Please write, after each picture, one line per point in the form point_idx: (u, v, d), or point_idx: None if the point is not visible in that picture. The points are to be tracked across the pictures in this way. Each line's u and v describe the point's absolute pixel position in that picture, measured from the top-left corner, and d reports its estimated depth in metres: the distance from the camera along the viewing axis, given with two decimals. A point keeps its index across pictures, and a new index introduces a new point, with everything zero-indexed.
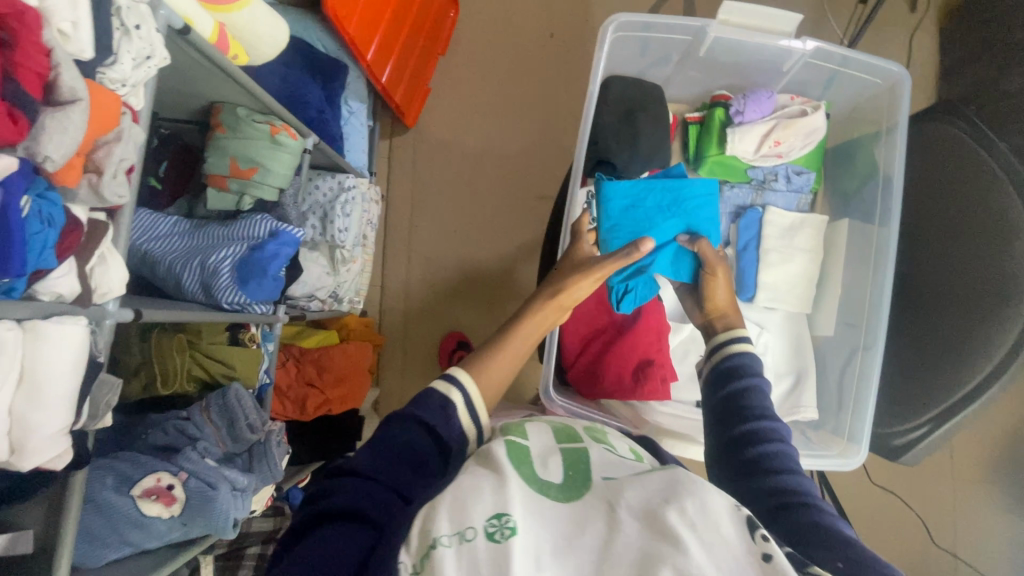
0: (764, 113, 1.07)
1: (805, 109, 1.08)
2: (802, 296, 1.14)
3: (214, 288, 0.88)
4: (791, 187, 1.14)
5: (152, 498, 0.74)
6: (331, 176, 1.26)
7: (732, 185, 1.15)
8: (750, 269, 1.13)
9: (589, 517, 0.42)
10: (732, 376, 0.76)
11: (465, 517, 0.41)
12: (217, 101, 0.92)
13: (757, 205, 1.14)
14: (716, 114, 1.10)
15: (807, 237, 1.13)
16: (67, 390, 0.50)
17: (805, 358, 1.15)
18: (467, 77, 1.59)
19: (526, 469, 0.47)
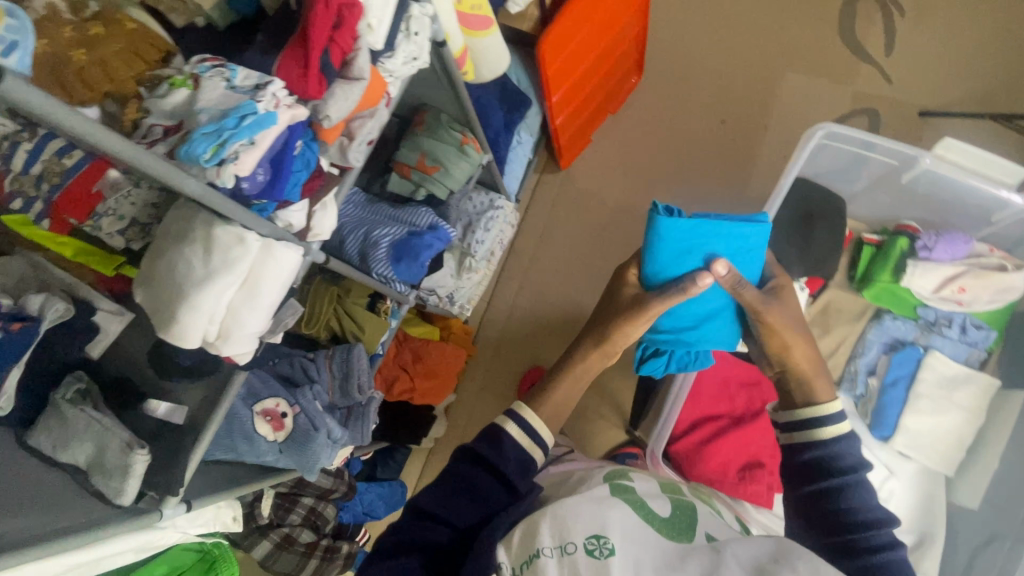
0: (955, 256, 1.04)
1: (1004, 265, 1.02)
2: (946, 455, 1.05)
3: (372, 257, 0.98)
4: (964, 337, 1.06)
5: (266, 419, 0.82)
6: (484, 192, 1.38)
7: (896, 316, 1.11)
8: (893, 407, 1.07)
9: (693, 556, 0.59)
10: (818, 472, 0.85)
11: (569, 533, 0.59)
12: (426, 104, 1.05)
13: (919, 345, 1.09)
14: (899, 242, 1.07)
15: (969, 395, 1.05)
16: (269, 302, 0.58)
17: (934, 522, 1.03)
18: (629, 139, 1.66)
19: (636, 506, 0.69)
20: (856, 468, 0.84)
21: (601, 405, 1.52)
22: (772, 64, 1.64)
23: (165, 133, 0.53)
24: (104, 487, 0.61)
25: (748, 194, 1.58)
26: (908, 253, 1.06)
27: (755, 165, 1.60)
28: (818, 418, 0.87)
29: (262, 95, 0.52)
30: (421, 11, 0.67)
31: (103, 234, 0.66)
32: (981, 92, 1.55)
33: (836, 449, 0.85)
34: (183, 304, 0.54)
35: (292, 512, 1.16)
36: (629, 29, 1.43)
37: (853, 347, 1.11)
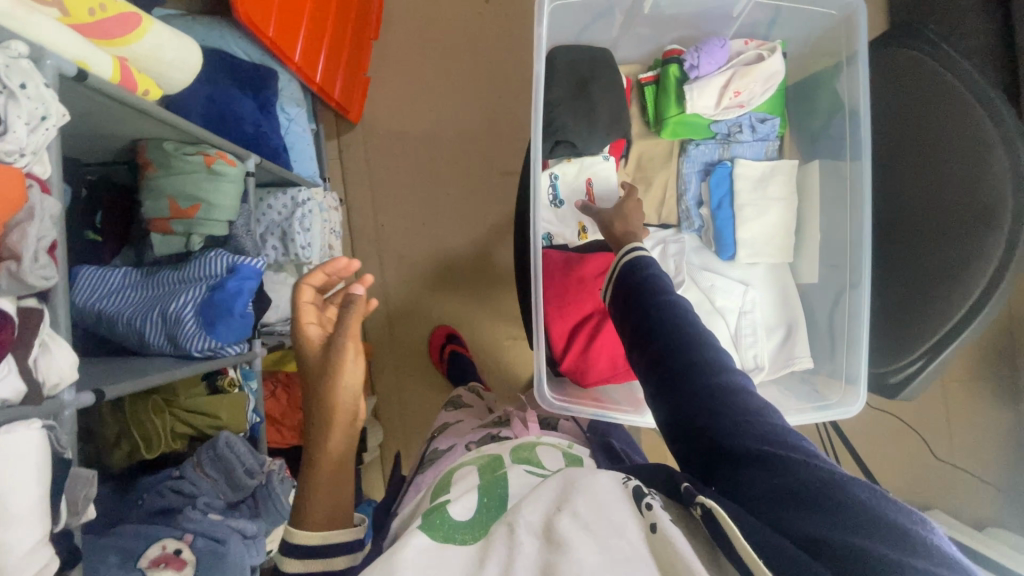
0: (719, 64, 0.91)
1: (761, 53, 0.91)
2: (782, 244, 0.97)
3: (181, 337, 0.84)
4: (757, 136, 0.96)
5: (162, 566, 0.72)
6: (283, 191, 1.20)
7: (697, 142, 0.98)
8: (727, 228, 0.96)
9: (490, 551, 0.47)
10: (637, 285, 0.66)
11: None
12: (141, 138, 0.85)
13: (725, 160, 0.97)
14: (670, 72, 0.93)
15: (779, 185, 0.96)
16: (37, 498, 0.46)
17: (793, 308, 0.97)
18: (406, 58, 1.50)
19: (433, 523, 0.51)
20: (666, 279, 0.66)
21: (509, 329, 1.52)
22: None
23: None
24: None
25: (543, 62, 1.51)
26: (681, 80, 0.93)
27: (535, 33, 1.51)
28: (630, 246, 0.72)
29: None
30: (7, 56, 0.49)
31: None
32: None
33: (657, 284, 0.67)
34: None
35: None
36: None
37: (675, 187, 1.00)
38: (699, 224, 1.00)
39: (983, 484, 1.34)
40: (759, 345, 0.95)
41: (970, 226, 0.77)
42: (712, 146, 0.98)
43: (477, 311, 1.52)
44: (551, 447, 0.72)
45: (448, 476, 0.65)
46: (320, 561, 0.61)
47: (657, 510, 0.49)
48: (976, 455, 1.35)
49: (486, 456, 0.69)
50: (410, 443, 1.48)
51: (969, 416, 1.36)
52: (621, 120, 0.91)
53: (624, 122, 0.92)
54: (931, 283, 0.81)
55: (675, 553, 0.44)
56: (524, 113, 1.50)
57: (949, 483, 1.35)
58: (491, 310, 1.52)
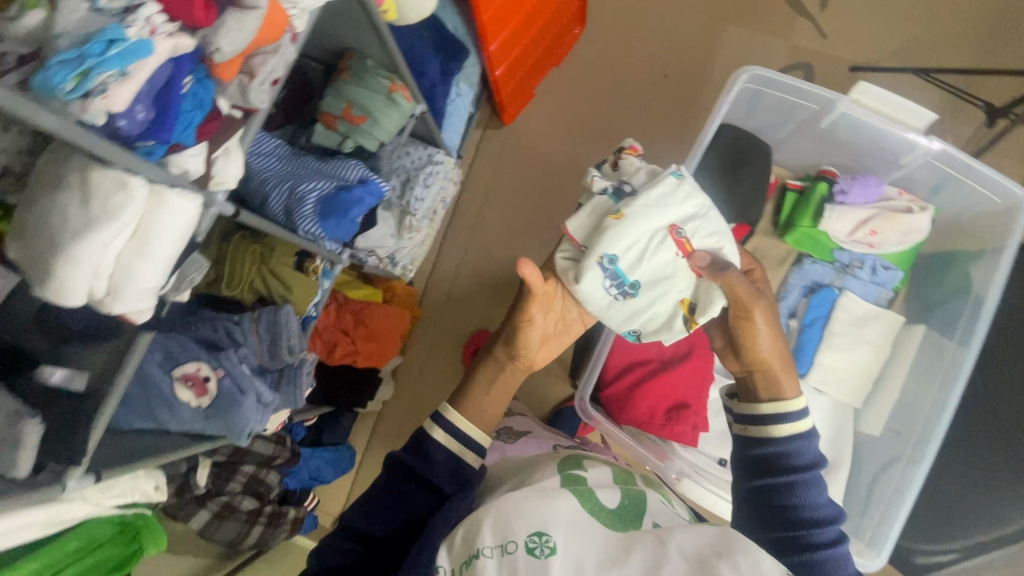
0: (868, 200, 1.00)
1: (912, 206, 0.98)
2: (856, 386, 1.01)
3: (297, 214, 0.92)
4: (874, 279, 1.02)
5: (187, 384, 0.79)
6: (422, 146, 1.32)
7: (815, 260, 1.04)
8: (811, 347, 1.01)
9: (636, 548, 0.54)
10: (766, 465, 0.79)
11: (510, 531, 0.56)
12: (352, 49, 0.99)
13: (834, 287, 1.03)
14: (819, 187, 1.01)
15: (877, 331, 1.01)
16: (169, 252, 0.54)
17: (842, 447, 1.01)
18: (574, 92, 1.63)
19: (586, 496, 0.62)
20: (813, 465, 0.77)
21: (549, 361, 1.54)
22: (712, 19, 1.63)
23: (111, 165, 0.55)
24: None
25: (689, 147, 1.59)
26: (826, 198, 1.01)
27: (696, 120, 1.60)
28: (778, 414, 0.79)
29: (133, 20, 0.46)
30: None
31: None
32: (903, 51, 1.59)
33: (790, 447, 0.78)
34: (57, 256, 0.48)
35: (232, 480, 1.12)
36: None
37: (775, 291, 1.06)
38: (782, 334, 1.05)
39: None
40: None
41: None
42: (827, 268, 1.04)
43: None
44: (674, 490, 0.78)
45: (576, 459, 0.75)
46: (455, 443, 0.76)
47: None
48: None
49: (620, 468, 0.76)
50: (410, 416, 1.51)
51: None
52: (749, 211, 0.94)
53: (752, 216, 0.96)
54: None
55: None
56: None
57: None
58: None
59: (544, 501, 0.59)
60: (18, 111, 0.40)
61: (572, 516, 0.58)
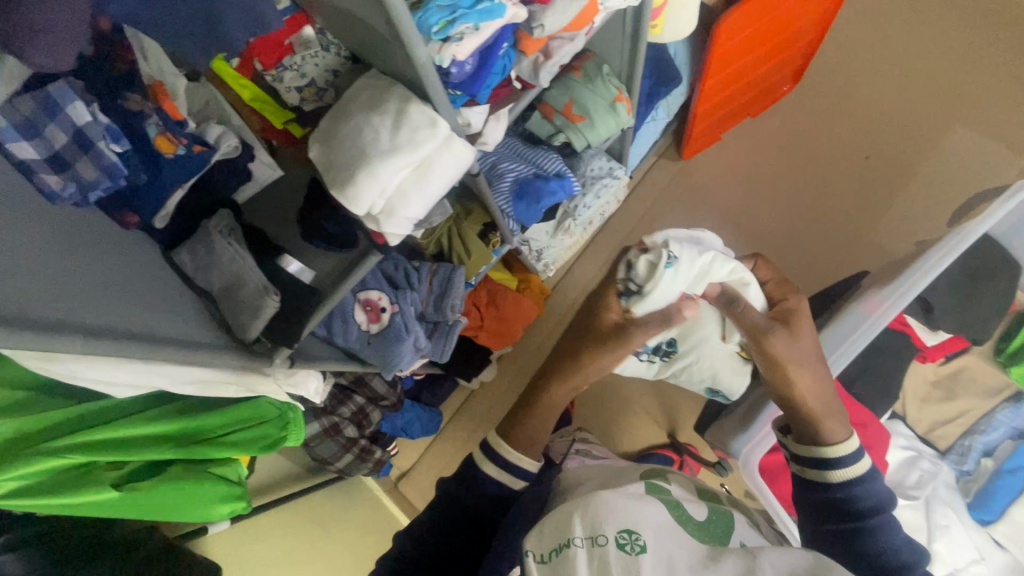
0: None
1: None
2: None
3: (494, 188, 0.98)
4: None
5: (366, 308, 0.86)
6: (606, 157, 1.32)
7: None
8: (1005, 494, 0.96)
9: (726, 556, 0.48)
10: (833, 517, 0.66)
11: (600, 523, 0.49)
12: (590, 51, 1.02)
13: None
14: None
15: None
16: (439, 190, 0.59)
17: None
18: (763, 147, 1.57)
19: (674, 507, 0.56)
20: (879, 507, 0.64)
21: (650, 402, 1.50)
22: (939, 114, 1.51)
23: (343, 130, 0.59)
24: (231, 318, 0.64)
25: (870, 236, 1.48)
26: None
27: (887, 210, 1.48)
28: (833, 457, 0.66)
29: None
30: None
31: (282, 87, 0.68)
32: None
33: (853, 491, 0.65)
34: (363, 169, 0.54)
35: (345, 405, 1.20)
36: (805, 34, 1.35)
37: (974, 421, 1.02)
38: (968, 469, 1.00)
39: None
40: None
41: None
42: None
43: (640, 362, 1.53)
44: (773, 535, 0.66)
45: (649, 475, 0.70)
46: (503, 473, 0.71)
47: None
48: None
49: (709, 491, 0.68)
50: (500, 405, 1.53)
51: None
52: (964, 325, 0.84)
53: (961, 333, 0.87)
54: None
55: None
56: (816, 259, 1.48)
57: None
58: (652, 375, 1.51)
59: (627, 497, 0.53)
60: (403, 36, 0.46)
61: (665, 521, 0.52)
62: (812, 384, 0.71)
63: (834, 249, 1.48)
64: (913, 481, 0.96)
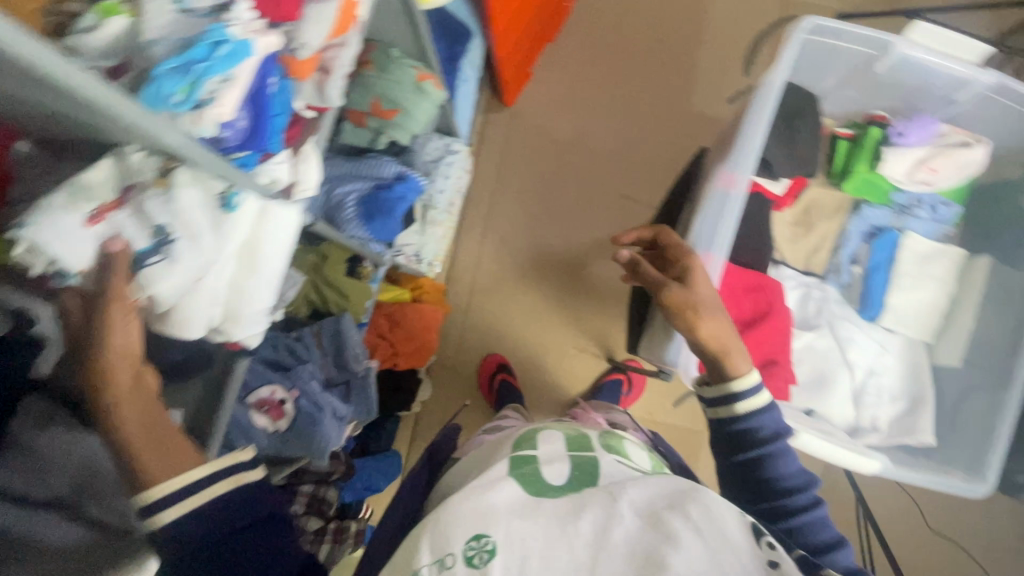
0: (926, 139, 0.98)
1: (968, 141, 0.96)
2: (927, 324, 1.00)
3: (341, 219, 0.90)
4: (935, 216, 1.02)
5: (264, 410, 0.75)
6: (438, 136, 1.27)
7: (872, 205, 1.02)
8: (879, 290, 1.00)
9: (587, 509, 0.56)
10: (740, 444, 0.73)
11: (449, 543, 0.54)
12: (372, 39, 0.94)
13: (895, 229, 1.02)
14: (871, 133, 0.99)
15: (942, 267, 1.00)
16: (277, 265, 0.54)
17: (924, 385, 0.99)
18: (572, 66, 1.60)
19: (529, 478, 0.61)
20: (779, 433, 0.72)
21: (579, 339, 1.55)
22: None
23: (105, 208, 0.43)
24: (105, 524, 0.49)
25: (692, 109, 1.59)
26: (881, 142, 0.99)
27: (695, 80, 1.60)
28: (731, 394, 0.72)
29: (232, 16, 0.42)
30: None
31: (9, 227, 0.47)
32: None
33: (756, 423, 0.72)
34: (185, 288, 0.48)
35: (294, 502, 1.09)
36: None
37: (834, 240, 1.03)
38: (846, 280, 1.02)
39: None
40: (880, 406, 0.98)
41: None
42: (886, 213, 1.03)
43: (555, 306, 1.55)
44: (633, 442, 0.75)
45: (532, 432, 0.71)
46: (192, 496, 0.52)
47: (777, 547, 0.53)
48: None
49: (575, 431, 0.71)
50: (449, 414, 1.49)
51: None
52: (800, 162, 0.94)
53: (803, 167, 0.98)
54: None
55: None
56: (658, 148, 1.58)
57: None
58: (571, 314, 1.55)
59: (486, 492, 0.58)
60: (118, 116, 0.37)
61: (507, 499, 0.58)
62: (712, 332, 0.73)
63: (670, 131, 1.58)
64: (813, 313, 1.00)
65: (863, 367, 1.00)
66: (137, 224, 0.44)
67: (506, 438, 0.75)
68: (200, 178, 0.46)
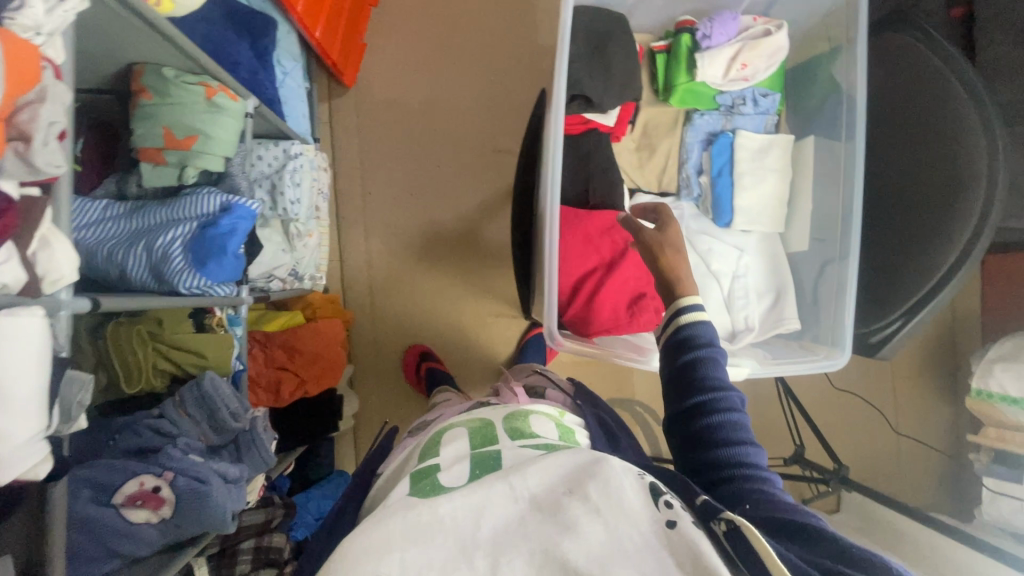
0: (730, 36, 0.98)
1: (768, 28, 0.99)
2: (776, 215, 1.04)
3: (168, 273, 0.80)
4: (759, 109, 1.04)
5: (137, 504, 0.69)
6: (274, 143, 1.16)
7: (702, 112, 1.04)
8: (725, 195, 1.02)
9: (488, 512, 0.57)
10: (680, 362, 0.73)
11: None
12: (137, 62, 0.81)
13: (728, 131, 1.03)
14: (683, 41, 0.99)
15: (778, 156, 1.03)
16: (37, 386, 0.44)
17: (783, 274, 1.04)
18: (406, 29, 1.49)
19: (427, 486, 0.65)
20: (715, 354, 0.72)
21: (495, 305, 1.52)
22: None
23: None
24: None
25: (540, 43, 1.52)
26: (693, 47, 0.98)
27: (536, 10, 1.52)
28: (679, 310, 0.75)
29: None
30: None
31: None
32: None
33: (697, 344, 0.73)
34: None
35: (238, 566, 1.04)
36: None
37: (678, 156, 1.05)
38: (697, 193, 1.05)
39: (930, 456, 1.55)
40: (749, 307, 1.02)
41: (945, 197, 0.84)
42: (716, 117, 1.04)
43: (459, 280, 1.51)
44: (537, 417, 0.84)
45: (437, 437, 0.80)
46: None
47: (672, 507, 0.56)
48: (922, 439, 1.55)
49: (479, 422, 0.82)
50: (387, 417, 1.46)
51: (912, 400, 1.55)
52: (620, 90, 0.94)
53: (637, 88, 0.97)
54: (910, 245, 0.88)
55: (688, 548, 0.52)
56: (517, 92, 1.52)
57: (894, 461, 1.54)
58: (479, 285, 1.51)
59: (382, 520, 0.56)
60: None
61: (412, 520, 0.56)
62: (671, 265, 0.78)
63: (523, 72, 1.52)
64: None
65: (727, 274, 1.04)
66: None
67: (415, 450, 0.81)
68: None
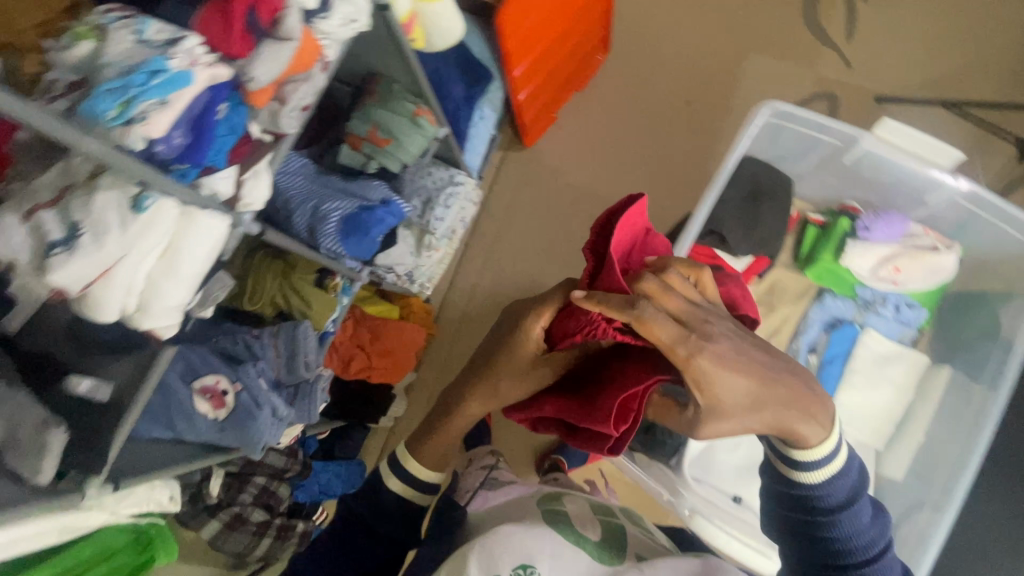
0: (893, 238, 1.04)
1: (936, 246, 1.03)
2: (875, 428, 1.03)
3: (319, 231, 0.94)
4: (898, 317, 1.05)
5: (206, 396, 0.81)
6: (444, 167, 1.33)
7: (836, 296, 1.08)
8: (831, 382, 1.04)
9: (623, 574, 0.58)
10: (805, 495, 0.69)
11: (495, 564, 0.55)
12: (379, 74, 1.02)
13: (856, 323, 1.06)
14: (841, 223, 1.06)
15: (898, 372, 1.04)
16: (197, 269, 0.56)
17: None
18: (595, 118, 1.64)
19: (566, 528, 0.64)
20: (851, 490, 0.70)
21: None
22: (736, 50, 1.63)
23: (40, 206, 0.49)
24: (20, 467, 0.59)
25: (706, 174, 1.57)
26: (849, 233, 1.05)
27: (718, 146, 1.59)
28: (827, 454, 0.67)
29: (175, 52, 0.50)
30: None
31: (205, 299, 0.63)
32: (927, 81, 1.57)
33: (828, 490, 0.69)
34: (98, 278, 0.50)
35: (244, 491, 1.13)
36: (594, 7, 1.42)
37: (795, 326, 1.07)
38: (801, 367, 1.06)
39: None
40: None
41: None
42: (849, 305, 1.08)
43: None
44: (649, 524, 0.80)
45: (556, 493, 0.77)
46: (414, 484, 0.82)
47: None
48: None
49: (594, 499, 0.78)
50: None
51: None
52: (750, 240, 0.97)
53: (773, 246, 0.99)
54: None
55: None
56: (669, 207, 1.57)
57: None
58: None
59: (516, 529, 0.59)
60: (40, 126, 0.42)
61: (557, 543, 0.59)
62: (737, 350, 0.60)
63: (677, 190, 1.58)
64: None
65: None
66: (58, 220, 0.48)
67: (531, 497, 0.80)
68: (119, 183, 0.50)
